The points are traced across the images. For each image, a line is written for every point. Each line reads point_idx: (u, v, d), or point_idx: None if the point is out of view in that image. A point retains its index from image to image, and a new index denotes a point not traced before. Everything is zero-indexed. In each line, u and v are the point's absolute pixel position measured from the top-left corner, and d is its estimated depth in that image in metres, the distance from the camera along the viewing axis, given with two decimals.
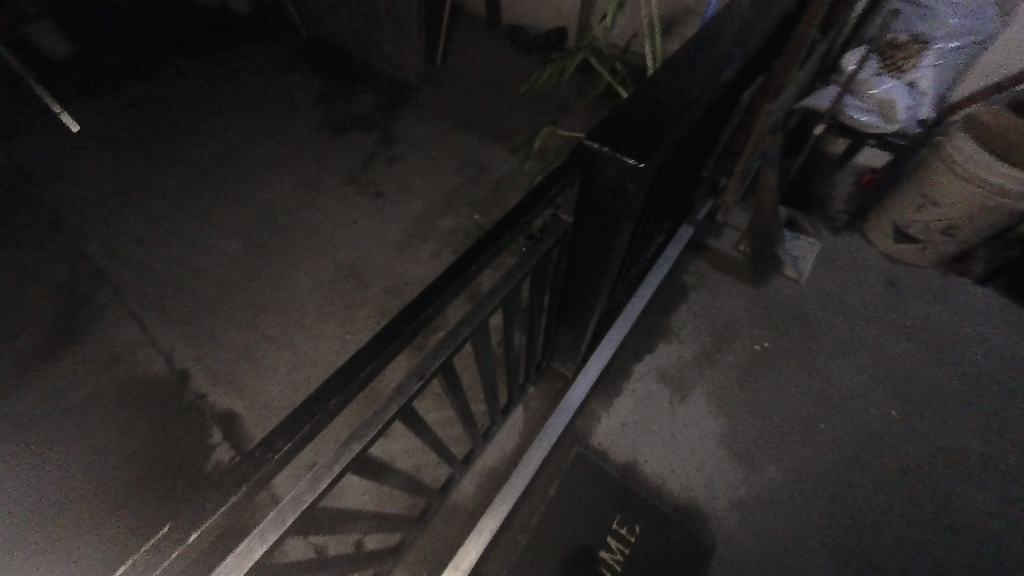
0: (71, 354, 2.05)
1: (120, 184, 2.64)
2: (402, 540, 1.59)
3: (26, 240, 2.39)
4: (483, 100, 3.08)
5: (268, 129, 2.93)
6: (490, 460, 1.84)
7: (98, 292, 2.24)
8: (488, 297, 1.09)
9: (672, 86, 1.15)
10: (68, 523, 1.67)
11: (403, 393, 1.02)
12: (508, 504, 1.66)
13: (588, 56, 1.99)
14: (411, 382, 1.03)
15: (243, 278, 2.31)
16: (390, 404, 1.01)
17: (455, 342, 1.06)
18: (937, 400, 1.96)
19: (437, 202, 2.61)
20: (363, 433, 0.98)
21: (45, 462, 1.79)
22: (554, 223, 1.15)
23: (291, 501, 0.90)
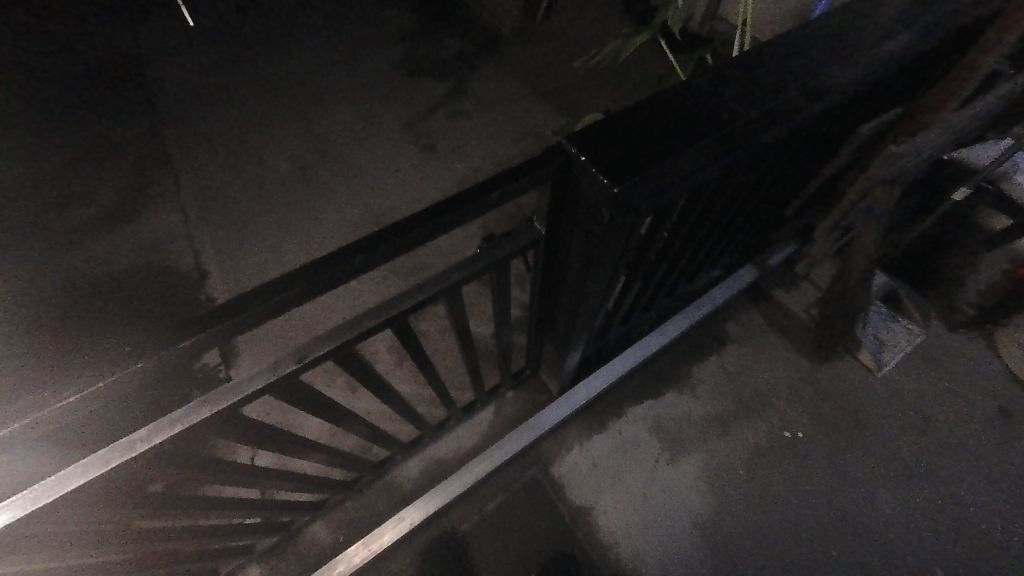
0: (125, 229, 2.25)
1: (209, 81, 2.77)
2: (324, 502, 1.51)
3: (120, 117, 2.60)
4: (571, 69, 2.78)
5: (351, 57, 2.91)
6: (439, 450, 1.71)
7: (162, 179, 2.41)
8: (422, 287, 0.87)
9: (719, 97, 0.91)
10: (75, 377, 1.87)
11: (276, 367, 0.80)
12: (436, 502, 1.54)
13: (655, 37, 1.48)
14: (286, 358, 0.80)
15: (281, 199, 2.36)
16: (258, 377, 0.80)
17: (357, 332, 0.83)
18: (997, 570, 1.52)
19: (486, 169, 2.46)
20: (216, 398, 0.78)
21: (71, 318, 2.00)
22: (525, 228, 0.96)
23: (94, 452, 0.72)
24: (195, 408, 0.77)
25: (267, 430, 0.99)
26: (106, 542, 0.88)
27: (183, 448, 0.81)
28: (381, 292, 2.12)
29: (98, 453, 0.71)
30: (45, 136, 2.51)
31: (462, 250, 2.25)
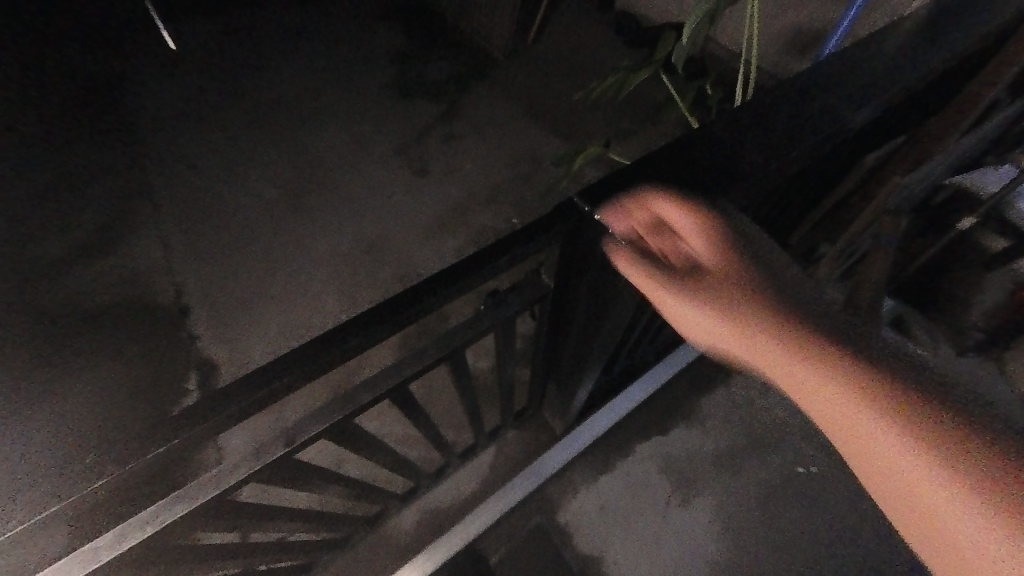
0: (100, 262, 2.13)
1: (191, 105, 2.68)
2: (313, 563, 1.40)
3: (98, 144, 2.49)
4: (565, 90, 2.75)
5: (339, 79, 2.85)
6: (438, 497, 1.61)
7: (141, 208, 2.30)
8: (422, 354, 0.81)
9: (731, 142, 0.87)
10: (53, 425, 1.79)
11: (260, 454, 0.73)
12: (435, 561, 1.43)
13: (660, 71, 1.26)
14: (272, 442, 0.74)
15: (267, 227, 2.27)
16: (240, 464, 0.73)
17: (350, 407, 0.77)
18: None
19: (479, 193, 2.40)
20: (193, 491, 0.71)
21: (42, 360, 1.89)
22: (529, 281, 0.90)
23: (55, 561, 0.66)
24: (168, 506, 0.70)
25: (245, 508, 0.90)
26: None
27: (154, 549, 0.73)
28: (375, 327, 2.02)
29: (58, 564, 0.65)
30: (16, 165, 2.39)
31: None
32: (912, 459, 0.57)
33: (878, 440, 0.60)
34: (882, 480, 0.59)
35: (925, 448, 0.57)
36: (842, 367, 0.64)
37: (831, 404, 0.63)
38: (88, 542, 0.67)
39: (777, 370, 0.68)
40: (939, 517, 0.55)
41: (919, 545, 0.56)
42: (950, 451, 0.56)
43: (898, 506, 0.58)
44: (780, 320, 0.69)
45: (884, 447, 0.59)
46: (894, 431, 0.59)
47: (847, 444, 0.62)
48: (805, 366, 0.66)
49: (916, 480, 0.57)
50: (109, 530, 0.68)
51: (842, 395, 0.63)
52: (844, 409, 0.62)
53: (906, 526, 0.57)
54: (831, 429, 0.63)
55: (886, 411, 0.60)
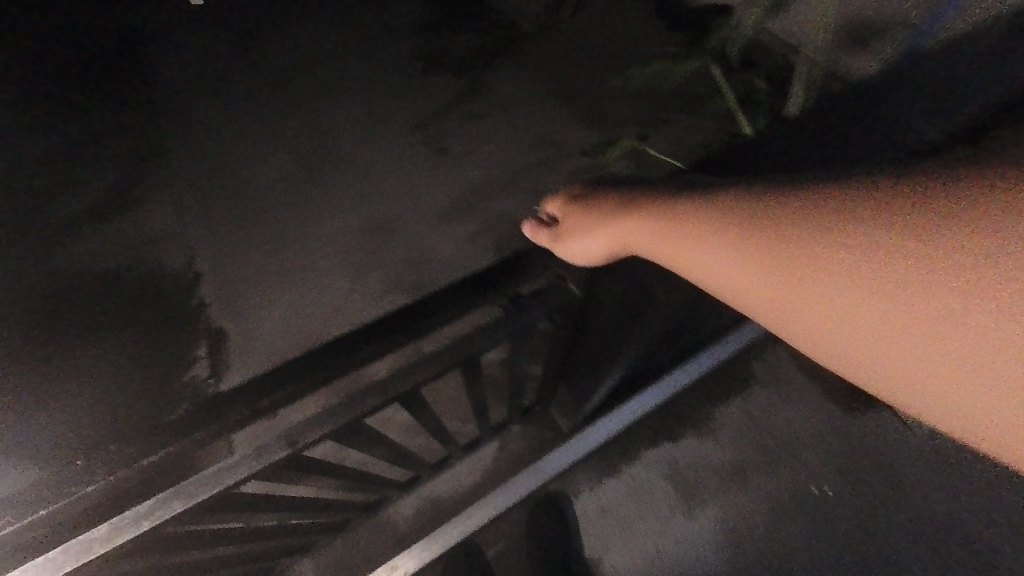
0: (111, 222, 2.09)
1: (209, 65, 2.60)
2: (312, 543, 1.41)
3: (112, 99, 2.42)
4: (596, 71, 2.61)
5: (361, 48, 2.75)
6: (439, 485, 1.61)
7: (155, 170, 2.26)
8: (428, 360, 0.79)
9: None
10: (56, 385, 1.76)
11: (261, 455, 0.71)
12: (433, 551, 1.41)
13: None
14: (274, 443, 0.72)
15: (280, 199, 2.23)
16: (241, 463, 0.71)
17: (353, 409, 0.75)
18: None
19: (499, 177, 2.31)
20: (192, 488, 0.69)
21: (49, 316, 1.86)
22: (554, 288, 0.89)
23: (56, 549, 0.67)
24: (161, 502, 0.69)
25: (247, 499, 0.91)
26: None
27: (153, 540, 0.74)
28: (384, 309, 2.00)
29: (58, 552, 0.66)
30: (26, 114, 2.31)
31: (470, 264, 2.11)
32: (909, 312, 0.76)
33: (858, 302, 0.81)
34: (854, 346, 0.83)
35: (914, 288, 0.75)
36: (808, 245, 0.87)
37: (799, 292, 0.88)
38: (89, 532, 0.68)
39: (739, 281, 0.98)
40: (957, 338, 0.72)
41: (920, 388, 0.77)
42: (919, 280, 0.75)
43: (883, 367, 0.81)
44: (746, 237, 0.97)
45: (855, 305, 0.81)
46: (881, 290, 0.78)
47: (855, 334, 0.82)
48: (818, 261, 0.86)
49: (885, 331, 0.79)
50: (106, 522, 0.68)
51: (818, 283, 0.85)
52: (820, 292, 0.85)
53: (890, 371, 0.80)
54: (815, 317, 0.87)
55: (841, 263, 0.83)
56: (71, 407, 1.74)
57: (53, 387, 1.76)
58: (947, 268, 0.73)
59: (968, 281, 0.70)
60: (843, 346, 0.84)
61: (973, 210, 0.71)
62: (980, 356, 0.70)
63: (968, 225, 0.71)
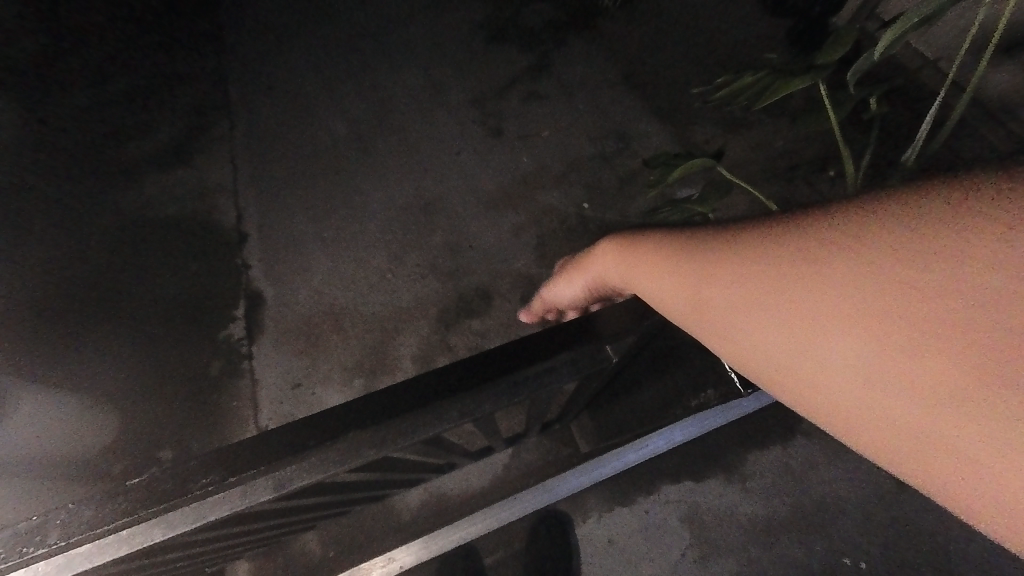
0: (173, 172, 2.15)
1: (279, 20, 2.59)
2: (318, 524, 1.44)
3: (181, 47, 2.44)
4: (675, 58, 2.35)
5: (428, 11, 2.62)
6: (445, 485, 1.60)
7: (216, 123, 2.29)
8: (432, 417, 0.76)
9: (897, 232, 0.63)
10: (103, 325, 1.84)
11: (246, 495, 0.70)
12: (430, 551, 1.43)
13: (811, 82, 0.95)
14: (261, 486, 0.70)
15: (330, 166, 2.21)
16: (224, 502, 0.69)
17: (347, 459, 0.73)
18: None
19: (553, 167, 2.17)
20: (173, 518, 0.68)
21: (107, 258, 1.95)
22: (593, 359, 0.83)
23: (33, 563, 0.67)
24: (143, 529, 0.68)
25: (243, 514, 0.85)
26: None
27: (139, 555, 0.74)
28: (417, 295, 1.96)
29: (37, 566, 0.66)
30: (104, 52, 2.37)
31: (510, 258, 2.02)
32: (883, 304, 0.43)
33: (842, 311, 0.45)
34: (861, 386, 0.44)
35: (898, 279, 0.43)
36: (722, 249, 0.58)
37: (758, 305, 0.52)
38: (68, 550, 0.67)
39: (681, 301, 0.62)
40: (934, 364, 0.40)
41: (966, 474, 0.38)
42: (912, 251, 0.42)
43: (914, 418, 0.41)
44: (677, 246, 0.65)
45: (831, 319, 0.46)
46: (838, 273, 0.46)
47: (806, 364, 0.48)
48: (726, 267, 0.56)
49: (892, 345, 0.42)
50: (85, 544, 0.67)
51: (765, 282, 0.52)
52: (767, 304, 0.52)
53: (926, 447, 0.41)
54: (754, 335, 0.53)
55: (817, 263, 0.48)
56: (113, 348, 1.81)
57: (99, 326, 1.84)
58: (998, 230, 0.39)
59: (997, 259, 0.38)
60: (838, 387, 0.46)
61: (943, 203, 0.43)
62: (994, 367, 0.37)
63: (1008, 213, 0.39)
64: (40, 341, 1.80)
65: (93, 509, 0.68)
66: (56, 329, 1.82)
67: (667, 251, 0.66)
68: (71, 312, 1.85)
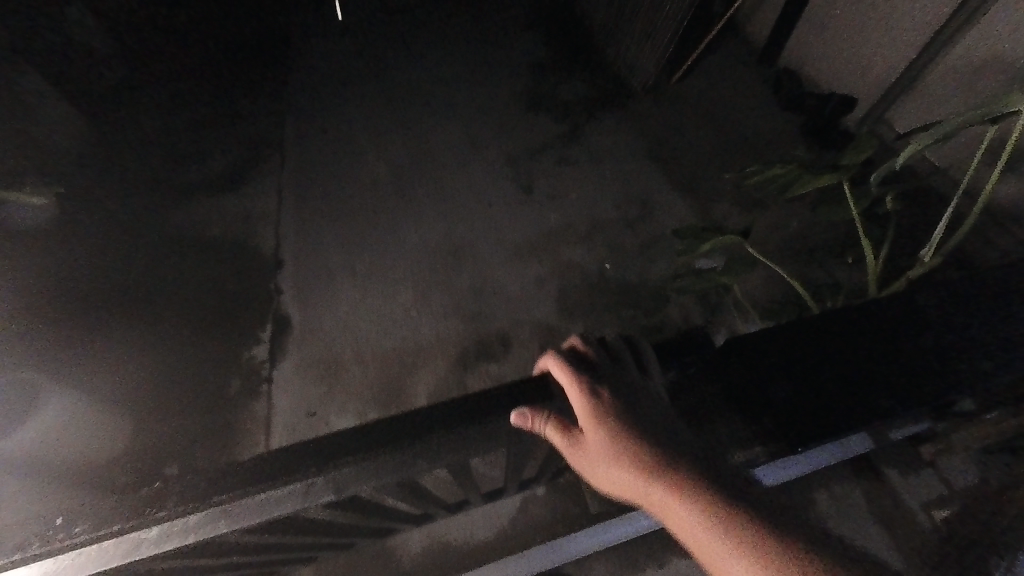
0: (223, 198, 2.30)
1: (338, 73, 2.85)
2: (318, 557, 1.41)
3: (249, 90, 2.69)
4: (697, 141, 2.55)
5: (474, 78, 2.88)
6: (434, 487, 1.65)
7: (269, 157, 2.47)
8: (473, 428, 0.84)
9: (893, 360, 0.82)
10: (131, 335, 1.89)
11: (307, 495, 0.81)
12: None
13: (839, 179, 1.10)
14: (320, 487, 0.81)
15: (369, 205, 2.35)
16: (287, 500, 0.81)
17: (395, 468, 0.84)
18: None
19: (579, 227, 2.29)
20: (240, 512, 0.80)
21: (147, 271, 2.04)
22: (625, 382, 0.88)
23: (117, 539, 0.79)
24: (214, 518, 0.80)
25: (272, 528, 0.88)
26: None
27: (193, 549, 0.83)
28: (439, 334, 2.01)
29: (119, 543, 0.78)
30: (177, 87, 2.60)
31: (531, 308, 2.09)
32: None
33: None
34: None
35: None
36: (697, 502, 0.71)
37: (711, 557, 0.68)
38: (148, 530, 0.79)
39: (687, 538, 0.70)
40: None
41: None
42: None
43: None
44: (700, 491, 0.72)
45: None
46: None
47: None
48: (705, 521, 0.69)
49: None
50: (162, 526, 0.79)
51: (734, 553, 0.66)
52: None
53: None
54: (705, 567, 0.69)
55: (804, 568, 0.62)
56: (137, 358, 1.85)
57: (127, 335, 1.89)
58: None
59: None
60: None
61: None
62: None
63: None
64: (71, 341, 1.85)
65: (190, 498, 0.83)
66: (86, 334, 1.87)
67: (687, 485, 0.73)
68: (104, 319, 1.91)
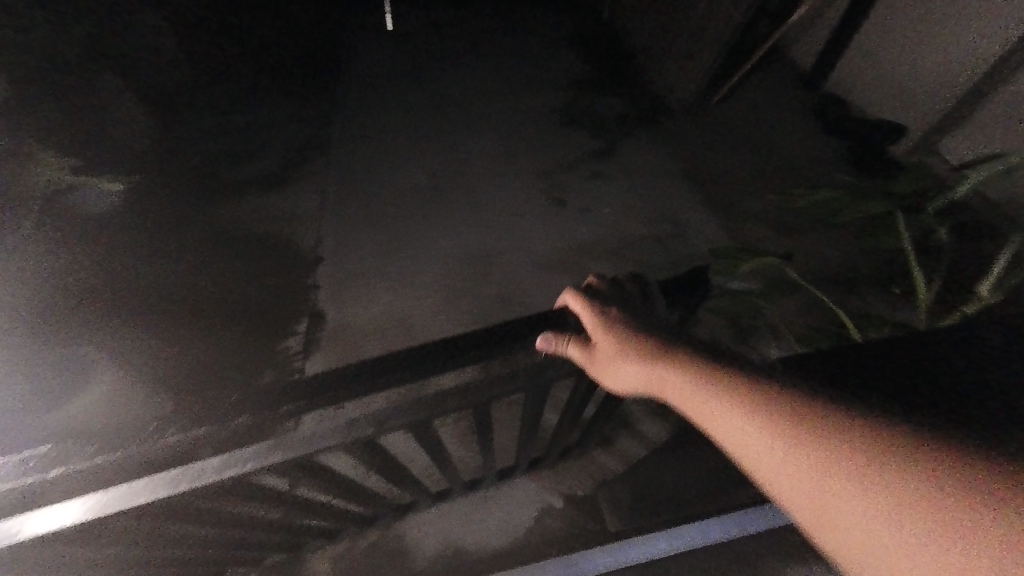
0: (269, 196, 2.42)
1: (384, 83, 2.98)
2: (340, 535, 1.45)
3: (300, 97, 2.84)
4: (734, 162, 2.53)
5: (513, 92, 2.95)
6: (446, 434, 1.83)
7: (315, 159, 2.59)
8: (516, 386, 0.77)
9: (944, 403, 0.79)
10: (175, 317, 1.98)
11: (353, 428, 0.76)
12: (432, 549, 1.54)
13: (883, 207, 1.11)
14: (363, 422, 0.76)
15: (404, 209, 2.43)
16: (332, 432, 0.75)
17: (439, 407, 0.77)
18: None
19: (609, 242, 2.30)
20: (290, 442, 0.75)
21: (193, 258, 2.14)
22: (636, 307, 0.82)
23: (164, 470, 0.72)
24: (264, 449, 0.74)
25: (306, 471, 0.95)
26: (94, 541, 0.79)
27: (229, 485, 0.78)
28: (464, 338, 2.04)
29: (168, 473, 0.72)
30: (235, 88, 2.76)
31: None
32: (948, 521, 0.42)
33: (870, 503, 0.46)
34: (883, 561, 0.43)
35: (962, 499, 0.42)
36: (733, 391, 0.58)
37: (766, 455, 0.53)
38: (194, 461, 0.72)
39: (740, 450, 0.55)
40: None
41: None
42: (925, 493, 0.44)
43: None
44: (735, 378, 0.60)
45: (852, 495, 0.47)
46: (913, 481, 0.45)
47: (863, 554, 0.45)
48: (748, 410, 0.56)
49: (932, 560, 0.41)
50: (212, 456, 0.73)
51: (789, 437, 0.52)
52: (832, 485, 0.48)
53: None
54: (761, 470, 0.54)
55: (900, 460, 0.46)
56: (178, 342, 1.93)
57: (172, 316, 1.98)
58: (1011, 497, 0.41)
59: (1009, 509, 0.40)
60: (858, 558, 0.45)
61: (970, 469, 0.43)
62: None
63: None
64: (120, 316, 1.94)
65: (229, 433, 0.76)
66: (133, 313, 1.95)
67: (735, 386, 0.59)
68: (149, 300, 1.99)
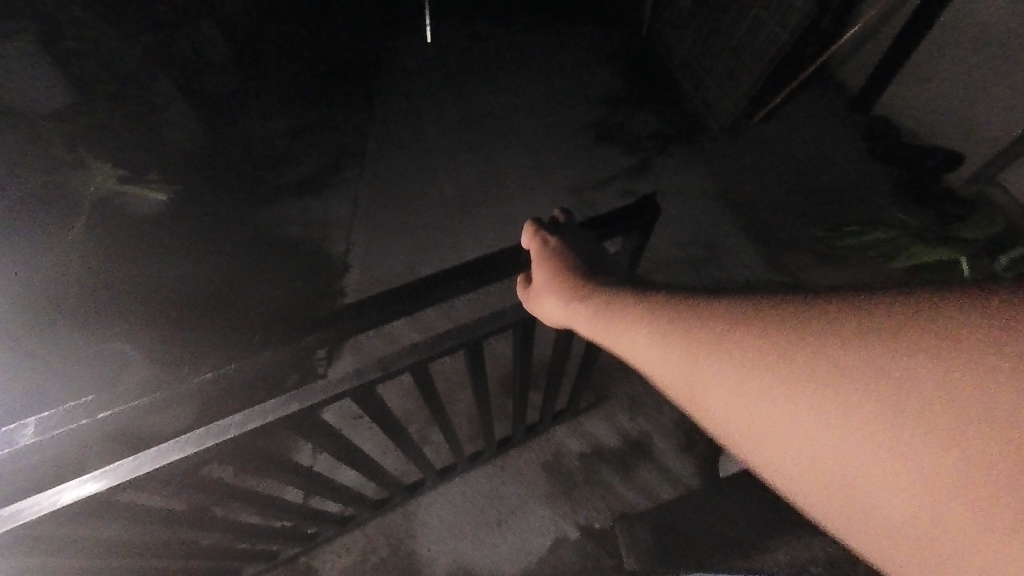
0: (305, 202, 2.47)
1: (422, 95, 3.04)
2: (358, 518, 1.51)
3: (340, 105, 2.92)
4: (774, 186, 2.44)
5: (548, 106, 2.94)
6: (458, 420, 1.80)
7: (350, 167, 2.64)
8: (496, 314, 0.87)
9: None
10: (212, 315, 2.05)
11: (363, 372, 0.79)
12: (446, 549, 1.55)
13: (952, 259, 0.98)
14: (370, 366, 0.79)
15: (434, 219, 2.44)
16: (347, 377, 0.78)
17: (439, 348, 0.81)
18: None
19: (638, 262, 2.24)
20: (310, 392, 0.77)
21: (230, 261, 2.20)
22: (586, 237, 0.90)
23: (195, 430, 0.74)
24: (283, 402, 0.76)
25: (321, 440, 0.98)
26: (122, 510, 0.82)
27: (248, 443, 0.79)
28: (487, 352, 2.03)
29: (199, 430, 0.74)
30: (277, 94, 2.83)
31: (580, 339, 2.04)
32: (827, 374, 0.47)
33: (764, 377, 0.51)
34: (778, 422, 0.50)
35: (832, 347, 0.48)
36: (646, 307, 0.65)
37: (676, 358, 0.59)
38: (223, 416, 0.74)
39: (657, 355, 0.61)
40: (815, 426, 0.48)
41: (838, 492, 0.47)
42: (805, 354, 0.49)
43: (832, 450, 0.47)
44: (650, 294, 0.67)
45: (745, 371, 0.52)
46: (841, 376, 0.46)
47: (759, 422, 0.52)
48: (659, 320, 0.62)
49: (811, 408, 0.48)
50: (238, 412, 0.75)
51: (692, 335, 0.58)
52: (728, 369, 0.54)
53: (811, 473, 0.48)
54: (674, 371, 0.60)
55: (782, 332, 0.51)
56: (213, 342, 1.98)
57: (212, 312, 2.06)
58: (866, 335, 0.46)
59: (868, 345, 0.46)
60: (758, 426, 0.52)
61: (837, 322, 0.49)
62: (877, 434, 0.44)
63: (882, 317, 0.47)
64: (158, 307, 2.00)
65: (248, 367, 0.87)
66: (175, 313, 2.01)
67: (680, 314, 0.61)
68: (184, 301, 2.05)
